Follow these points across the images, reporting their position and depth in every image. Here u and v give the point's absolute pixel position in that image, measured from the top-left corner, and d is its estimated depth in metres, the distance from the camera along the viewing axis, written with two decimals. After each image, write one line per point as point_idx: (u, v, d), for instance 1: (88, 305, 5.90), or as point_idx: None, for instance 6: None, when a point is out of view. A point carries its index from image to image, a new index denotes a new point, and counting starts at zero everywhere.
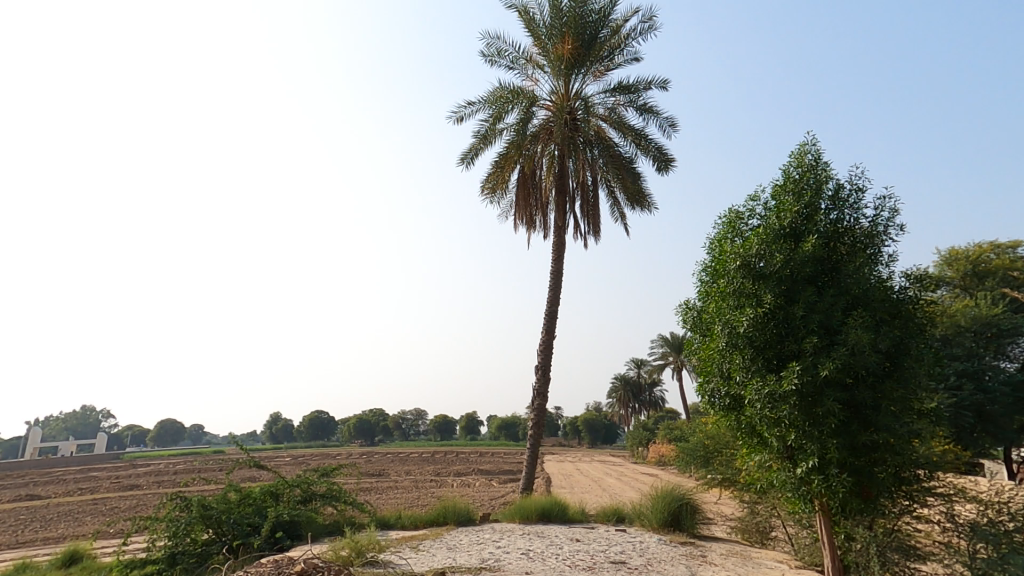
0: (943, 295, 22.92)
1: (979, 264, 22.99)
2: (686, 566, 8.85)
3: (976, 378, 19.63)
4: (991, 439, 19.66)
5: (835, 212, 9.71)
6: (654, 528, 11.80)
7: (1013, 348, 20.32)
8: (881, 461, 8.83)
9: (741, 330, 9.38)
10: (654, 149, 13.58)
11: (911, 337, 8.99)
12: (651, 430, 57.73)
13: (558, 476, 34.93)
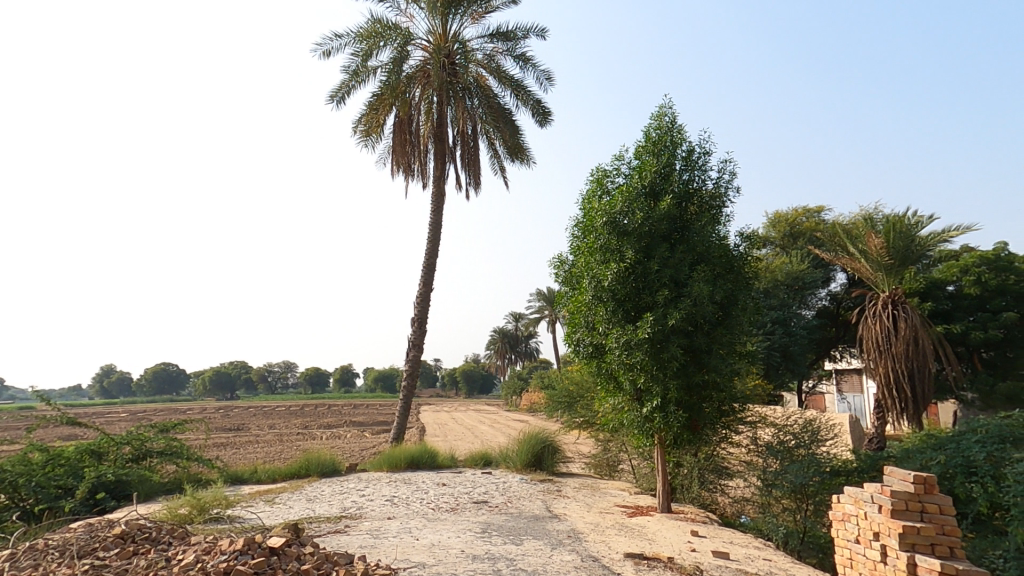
0: (768, 253, 26.19)
1: (795, 226, 26.39)
2: (541, 501, 9.51)
3: (785, 325, 23.09)
4: (790, 374, 23.39)
5: (687, 173, 10.51)
6: (518, 468, 12.51)
7: (812, 298, 24.17)
8: (709, 397, 10.08)
9: (606, 283, 9.94)
10: (532, 101, 13.58)
11: (741, 290, 10.19)
12: (526, 379, 60.72)
13: (429, 425, 35.52)
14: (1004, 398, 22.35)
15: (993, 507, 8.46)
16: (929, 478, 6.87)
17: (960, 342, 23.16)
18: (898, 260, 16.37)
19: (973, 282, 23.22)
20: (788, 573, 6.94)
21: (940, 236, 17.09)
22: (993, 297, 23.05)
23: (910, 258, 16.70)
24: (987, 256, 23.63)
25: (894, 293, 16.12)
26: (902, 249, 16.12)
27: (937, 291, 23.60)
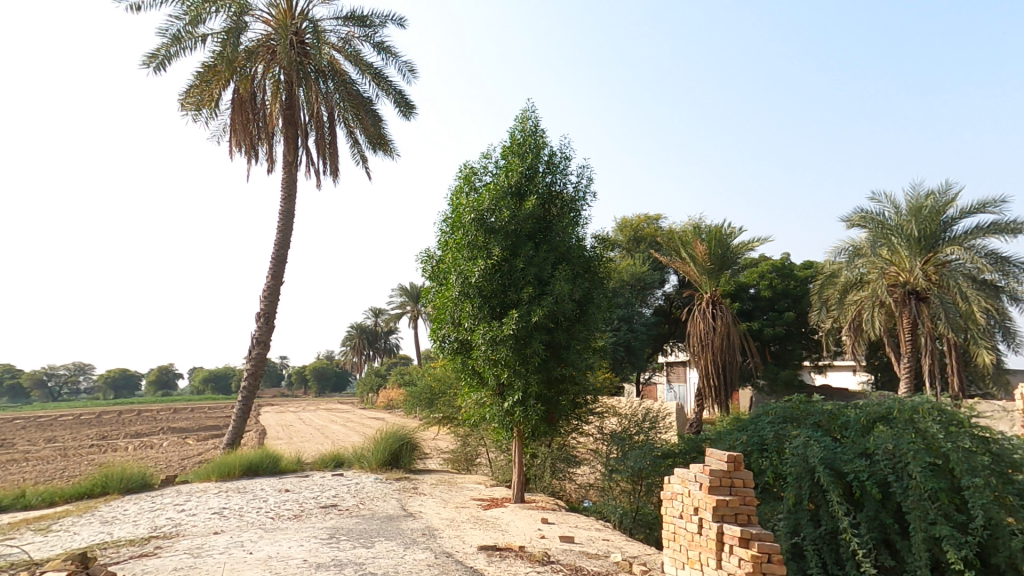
0: (616, 255, 28.54)
1: (639, 231, 29.27)
2: (395, 500, 9.21)
3: (628, 322, 25.43)
4: (631, 366, 25.78)
5: (550, 176, 10.97)
6: (373, 468, 12.01)
7: (651, 296, 26.92)
8: (566, 390, 10.63)
9: (473, 280, 9.96)
10: (394, 93, 13.10)
11: (596, 289, 10.90)
12: (383, 376, 58.91)
13: (272, 428, 32.65)
14: (785, 383, 27.20)
15: (776, 477, 10.18)
16: (735, 456, 8.04)
17: (756, 336, 27.68)
18: (717, 265, 18.82)
19: (767, 286, 27.90)
20: (623, 550, 7.56)
21: (747, 247, 20.07)
22: (780, 299, 27.88)
23: (726, 264, 19.34)
24: (777, 264, 28.68)
25: (715, 293, 18.50)
26: (720, 255, 18.61)
27: (742, 293, 27.62)
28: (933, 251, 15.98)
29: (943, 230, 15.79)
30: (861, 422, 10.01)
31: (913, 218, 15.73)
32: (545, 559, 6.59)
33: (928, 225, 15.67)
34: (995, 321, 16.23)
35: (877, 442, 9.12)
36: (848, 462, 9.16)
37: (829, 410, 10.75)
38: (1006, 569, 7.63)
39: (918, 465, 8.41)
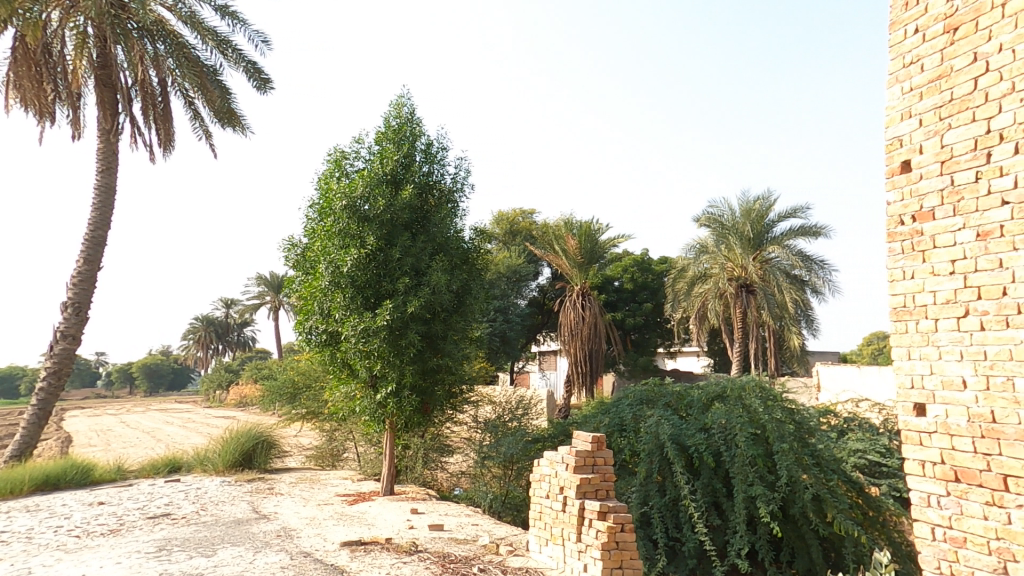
0: (494, 247, 29.13)
1: (514, 224, 30.18)
2: (246, 503, 8.57)
3: (504, 312, 26.24)
4: (505, 356, 26.58)
5: (427, 166, 10.84)
6: (220, 471, 11.05)
7: (525, 288, 28.03)
8: (441, 380, 10.63)
9: (345, 269, 9.53)
10: (244, 64, 12.03)
11: (473, 280, 11.02)
12: (235, 371, 54.36)
13: (88, 433, 28.29)
14: (641, 368, 29.96)
15: (632, 454, 11.18)
16: (598, 436, 8.67)
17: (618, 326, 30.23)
18: (586, 259, 19.99)
19: (629, 279, 30.49)
20: (491, 533, 7.82)
21: (611, 243, 21.48)
22: (639, 292, 30.69)
23: (594, 258, 20.54)
24: (638, 259, 31.47)
25: (584, 285, 19.75)
26: (588, 249, 19.67)
27: (607, 285, 30.15)
28: (759, 249, 18.46)
29: (767, 232, 18.31)
30: (702, 400, 11.33)
31: (745, 220, 18.04)
32: (412, 549, 6.60)
33: (757, 226, 18.00)
34: (801, 311, 19.14)
35: (713, 418, 10.42)
36: (690, 437, 10.34)
37: (677, 391, 12.01)
38: (801, 518, 9.17)
39: (743, 435, 9.76)
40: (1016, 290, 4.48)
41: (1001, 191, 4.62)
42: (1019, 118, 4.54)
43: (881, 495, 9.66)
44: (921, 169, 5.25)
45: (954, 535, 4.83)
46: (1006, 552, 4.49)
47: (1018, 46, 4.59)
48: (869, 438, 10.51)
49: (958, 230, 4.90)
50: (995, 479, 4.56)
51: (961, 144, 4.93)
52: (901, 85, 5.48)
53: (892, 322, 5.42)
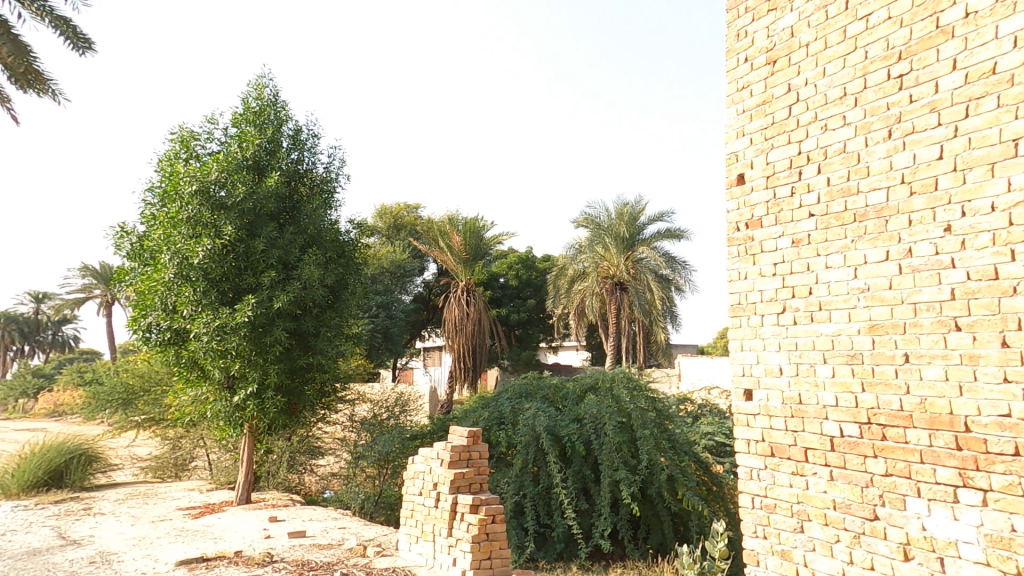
0: (375, 242, 28.51)
1: (398, 218, 29.59)
2: (49, 528, 7.50)
3: (386, 308, 25.80)
4: (388, 352, 26.04)
5: (295, 153, 10.23)
6: (28, 491, 10.30)
7: (411, 284, 27.74)
8: (312, 379, 10.12)
9: (195, 261, 8.70)
10: (57, 23, 10.49)
11: (350, 274, 10.56)
12: (46, 375, 47.45)
13: None
14: (524, 362, 30.98)
15: (509, 447, 11.50)
16: (475, 431, 8.77)
17: (503, 321, 31.17)
18: (472, 254, 20.09)
19: (514, 276, 31.45)
20: (358, 535, 7.61)
21: (495, 240, 21.85)
22: (523, 289, 31.81)
23: (480, 254, 20.76)
24: (523, 256, 32.46)
25: (469, 282, 19.92)
26: (475, 247, 19.78)
27: (493, 282, 31.09)
28: (631, 249, 19.89)
29: (639, 233, 19.78)
30: (576, 392, 11.93)
31: (620, 221, 19.34)
32: (266, 560, 6.24)
33: (630, 227, 19.41)
34: (665, 308, 20.80)
35: (585, 409, 11.02)
36: (564, 427, 10.85)
37: (554, 384, 12.51)
38: (657, 497, 10.06)
39: (611, 424, 10.45)
40: (818, 290, 5.20)
41: (809, 205, 5.33)
42: (820, 142, 5.27)
43: (724, 472, 10.89)
44: (752, 183, 5.93)
45: (768, 503, 5.56)
46: (804, 514, 5.23)
47: (818, 81, 5.34)
48: (717, 421, 11.73)
49: (779, 238, 5.60)
50: (800, 452, 5.30)
51: (780, 161, 5.64)
52: (735, 106, 6.17)
53: (730, 317, 6.07)
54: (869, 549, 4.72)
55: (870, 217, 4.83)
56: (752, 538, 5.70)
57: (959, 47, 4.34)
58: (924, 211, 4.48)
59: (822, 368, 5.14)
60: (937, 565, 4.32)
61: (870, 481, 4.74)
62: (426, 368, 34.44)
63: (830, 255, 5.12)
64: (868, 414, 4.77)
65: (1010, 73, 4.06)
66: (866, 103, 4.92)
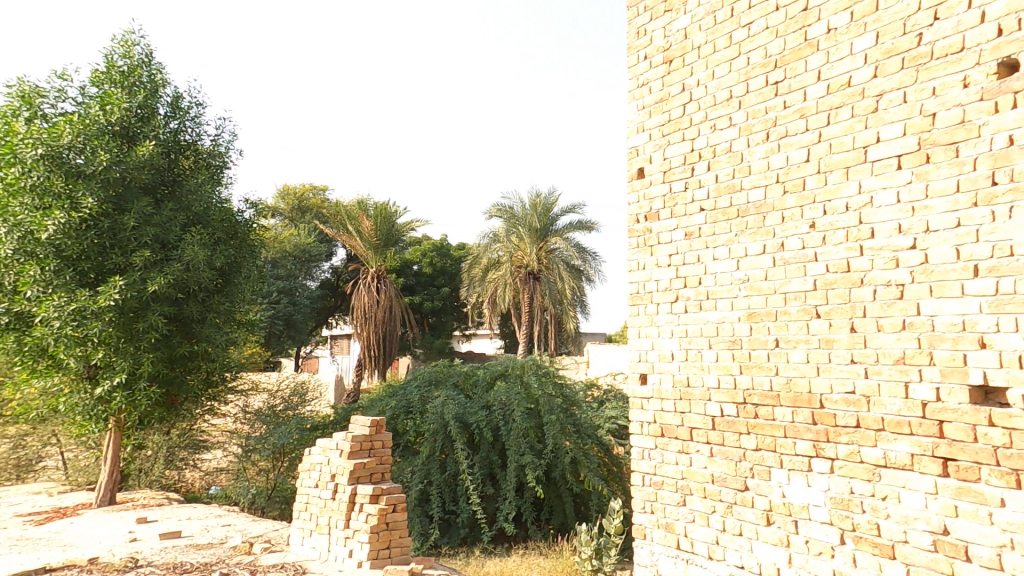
0: (276, 224, 27.12)
1: (302, 200, 28.13)
2: None
3: (289, 294, 24.64)
4: (290, 341, 24.87)
5: (175, 121, 9.33)
6: None
7: (317, 270, 26.47)
8: (195, 368, 9.35)
9: (43, 237, 7.72)
10: None
11: (244, 257, 9.86)
12: None
13: None
14: (437, 350, 30.82)
15: (417, 435, 11.32)
16: (378, 421, 8.48)
17: (416, 309, 30.80)
18: (383, 241, 19.43)
19: (428, 264, 31.16)
20: (243, 532, 7.14)
21: (407, 226, 21.32)
22: (437, 277, 31.56)
23: (392, 241, 20.25)
24: (437, 243, 32.14)
25: (380, 268, 19.31)
26: (386, 232, 19.25)
27: (406, 269, 30.64)
28: (545, 240, 20.34)
29: (552, 224, 20.25)
30: (487, 379, 11.96)
31: (534, 212, 19.71)
32: (127, 565, 5.67)
33: (543, 218, 19.85)
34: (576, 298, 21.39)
35: (495, 396, 11.10)
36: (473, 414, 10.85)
37: (465, 371, 12.45)
38: (560, 479, 10.36)
39: (519, 410, 10.60)
40: (706, 280, 5.52)
41: (699, 201, 5.64)
42: (710, 141, 5.58)
43: (624, 454, 11.46)
44: (650, 177, 6.17)
45: (656, 480, 5.88)
46: (687, 488, 5.59)
47: (708, 84, 5.63)
48: (620, 404, 12.19)
49: (674, 230, 5.87)
50: (686, 432, 5.65)
51: (676, 157, 5.92)
52: (636, 102, 6.39)
53: (629, 305, 6.32)
54: (739, 517, 5.11)
55: (751, 213, 5.16)
56: (641, 513, 6.01)
57: (823, 59, 4.70)
58: (794, 208, 4.82)
59: (708, 353, 5.48)
60: (792, 528, 4.72)
61: (743, 456, 5.12)
62: (334, 357, 33.21)
63: (717, 247, 5.45)
64: (744, 394, 5.14)
65: (862, 86, 4.43)
66: (748, 106, 5.25)
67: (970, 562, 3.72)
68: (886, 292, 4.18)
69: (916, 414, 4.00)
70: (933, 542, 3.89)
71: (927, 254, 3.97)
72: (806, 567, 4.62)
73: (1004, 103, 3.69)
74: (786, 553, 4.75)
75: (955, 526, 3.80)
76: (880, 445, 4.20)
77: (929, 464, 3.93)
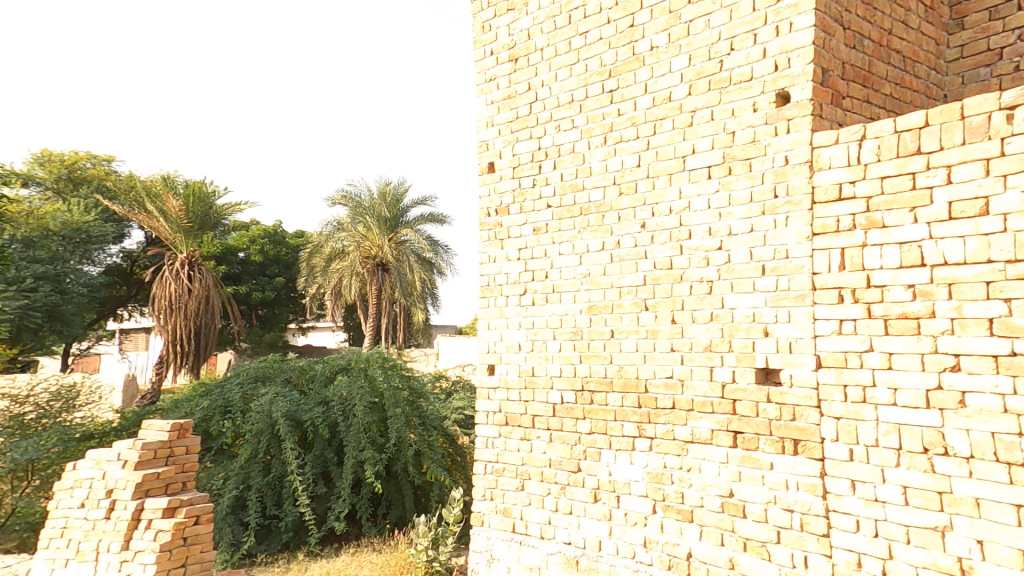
0: (31, 197, 22.98)
1: (74, 170, 23.83)
2: None
3: (53, 281, 19.69)
4: (55, 337, 19.84)
5: None
6: None
7: (98, 254, 22.61)
8: None
9: None
10: None
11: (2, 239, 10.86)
12: None
13: None
14: (267, 345, 28.22)
15: (235, 437, 10.18)
16: (186, 423, 7.48)
17: (243, 300, 27.88)
18: (196, 225, 17.50)
19: (257, 251, 28.54)
20: None
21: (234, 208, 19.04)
22: (269, 265, 28.91)
23: (208, 224, 18.13)
24: (269, 230, 29.53)
25: (192, 255, 17.20)
26: (201, 214, 17.23)
27: (229, 256, 27.64)
28: (394, 231, 19.74)
29: (402, 215, 19.74)
30: (326, 373, 11.20)
31: (382, 202, 19.10)
32: None
33: (392, 208, 19.37)
34: (427, 291, 21.02)
35: (334, 391, 10.42)
36: (308, 411, 10.07)
37: (299, 365, 11.54)
38: (402, 473, 10.09)
39: (361, 404, 10.10)
40: (552, 274, 5.76)
41: (546, 198, 5.86)
42: (555, 141, 5.82)
43: (467, 443, 11.56)
44: (500, 172, 6.26)
45: (497, 467, 6.00)
46: (525, 473, 5.78)
47: (551, 85, 5.87)
48: (468, 395, 12.40)
49: (523, 225, 6.02)
50: (529, 419, 5.84)
51: (524, 154, 6.07)
52: (484, 97, 6.43)
53: (480, 298, 6.35)
54: (571, 497, 5.43)
55: (593, 212, 5.49)
56: (480, 501, 6.10)
57: (648, 74, 5.17)
58: (629, 209, 5.24)
59: (552, 343, 5.72)
60: (615, 502, 5.15)
61: (578, 439, 5.45)
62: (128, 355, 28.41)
63: (563, 243, 5.70)
64: (583, 382, 5.46)
65: (679, 102, 4.96)
66: (587, 111, 5.58)
67: (746, 519, 4.37)
68: (699, 287, 4.75)
69: (717, 394, 4.61)
70: (722, 504, 4.51)
71: (730, 255, 4.57)
72: (623, 537, 5.05)
73: (781, 127, 4.35)
74: (608, 526, 5.16)
75: (738, 489, 4.44)
76: (689, 423, 4.76)
77: (723, 437, 4.55)
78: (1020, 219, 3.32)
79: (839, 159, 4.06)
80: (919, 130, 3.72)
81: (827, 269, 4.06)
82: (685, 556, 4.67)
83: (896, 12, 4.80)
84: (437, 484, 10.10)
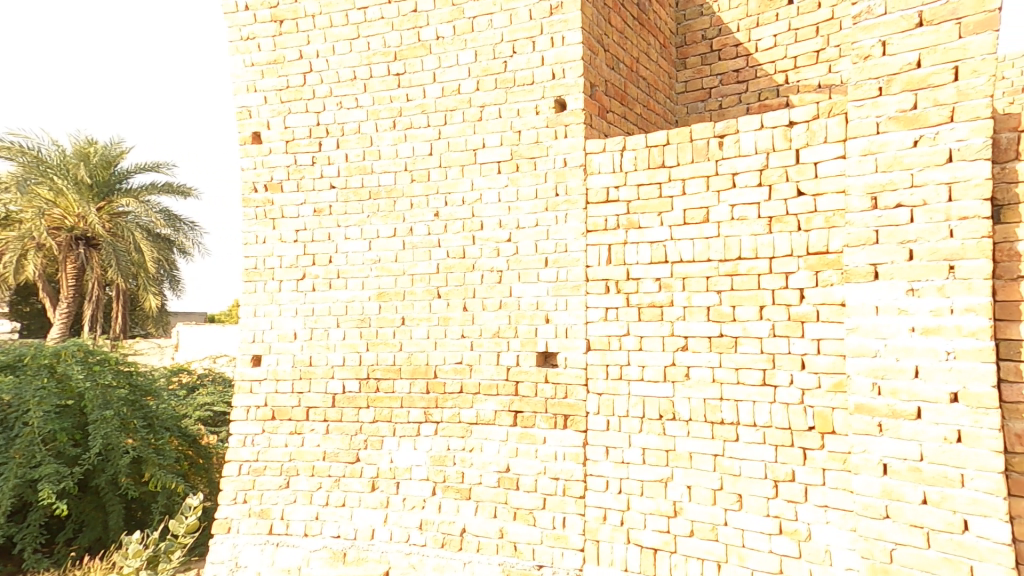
0: None
1: None
2: None
3: None
4: None
5: None
6: None
7: None
8: None
9: None
10: None
11: None
12: None
13: None
14: None
15: None
16: None
17: None
18: None
19: None
20: None
21: None
22: None
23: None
24: None
25: None
26: None
27: None
28: (102, 199, 15.88)
29: (116, 181, 16.02)
30: None
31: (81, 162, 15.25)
32: None
33: (97, 172, 15.50)
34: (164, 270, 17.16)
35: None
36: None
37: None
38: (106, 487, 7.68)
39: (38, 409, 7.45)
40: (337, 259, 5.32)
41: (329, 177, 5.37)
42: (338, 118, 5.37)
43: (214, 443, 9.75)
44: (268, 144, 5.53)
45: (256, 467, 5.34)
46: (292, 470, 5.25)
47: (329, 57, 5.38)
48: (218, 390, 11.00)
49: (301, 205, 5.43)
50: (301, 412, 5.30)
51: (301, 129, 5.46)
52: (242, 57, 5.59)
53: (244, 282, 5.55)
54: (346, 489, 5.11)
55: (382, 197, 5.24)
56: (229, 505, 5.36)
57: (436, 63, 5.13)
58: (421, 197, 5.14)
59: (335, 331, 5.28)
60: (393, 489, 5.01)
61: (359, 429, 5.15)
62: None
63: (349, 227, 5.31)
64: (368, 370, 5.18)
65: (469, 95, 5.04)
66: (372, 91, 5.28)
67: (518, 490, 4.68)
68: (489, 277, 4.91)
69: (502, 376, 4.83)
70: (498, 479, 4.75)
71: (517, 246, 4.84)
72: (398, 522, 4.94)
73: (559, 131, 4.75)
74: (383, 513, 4.99)
75: (514, 464, 4.73)
76: (474, 406, 4.89)
77: (505, 417, 4.80)
78: (729, 226, 4.20)
79: (606, 165, 4.61)
80: (662, 147, 4.44)
81: (597, 263, 4.60)
82: (459, 532, 4.79)
83: (641, 45, 5.66)
84: (164, 493, 7.96)
